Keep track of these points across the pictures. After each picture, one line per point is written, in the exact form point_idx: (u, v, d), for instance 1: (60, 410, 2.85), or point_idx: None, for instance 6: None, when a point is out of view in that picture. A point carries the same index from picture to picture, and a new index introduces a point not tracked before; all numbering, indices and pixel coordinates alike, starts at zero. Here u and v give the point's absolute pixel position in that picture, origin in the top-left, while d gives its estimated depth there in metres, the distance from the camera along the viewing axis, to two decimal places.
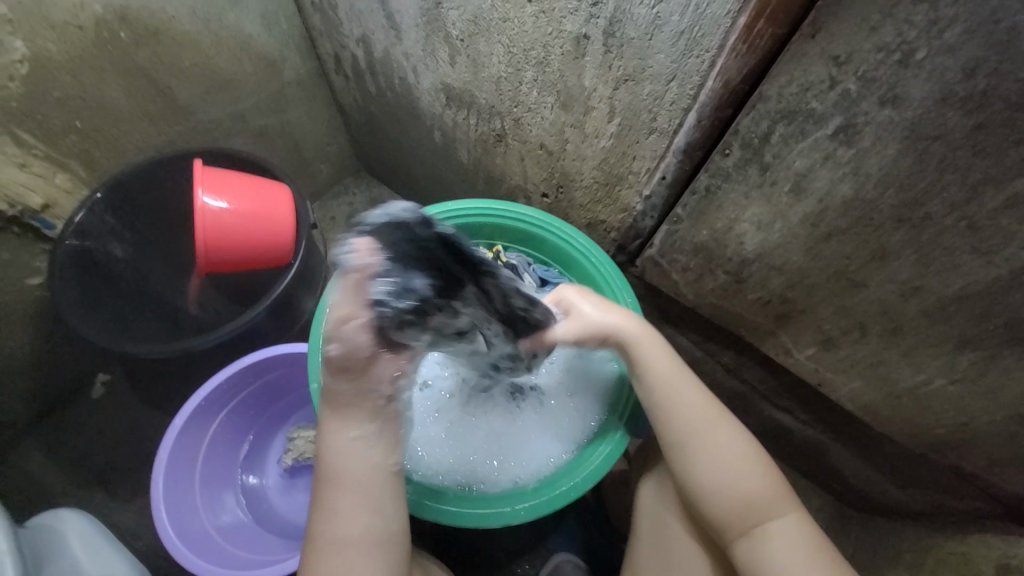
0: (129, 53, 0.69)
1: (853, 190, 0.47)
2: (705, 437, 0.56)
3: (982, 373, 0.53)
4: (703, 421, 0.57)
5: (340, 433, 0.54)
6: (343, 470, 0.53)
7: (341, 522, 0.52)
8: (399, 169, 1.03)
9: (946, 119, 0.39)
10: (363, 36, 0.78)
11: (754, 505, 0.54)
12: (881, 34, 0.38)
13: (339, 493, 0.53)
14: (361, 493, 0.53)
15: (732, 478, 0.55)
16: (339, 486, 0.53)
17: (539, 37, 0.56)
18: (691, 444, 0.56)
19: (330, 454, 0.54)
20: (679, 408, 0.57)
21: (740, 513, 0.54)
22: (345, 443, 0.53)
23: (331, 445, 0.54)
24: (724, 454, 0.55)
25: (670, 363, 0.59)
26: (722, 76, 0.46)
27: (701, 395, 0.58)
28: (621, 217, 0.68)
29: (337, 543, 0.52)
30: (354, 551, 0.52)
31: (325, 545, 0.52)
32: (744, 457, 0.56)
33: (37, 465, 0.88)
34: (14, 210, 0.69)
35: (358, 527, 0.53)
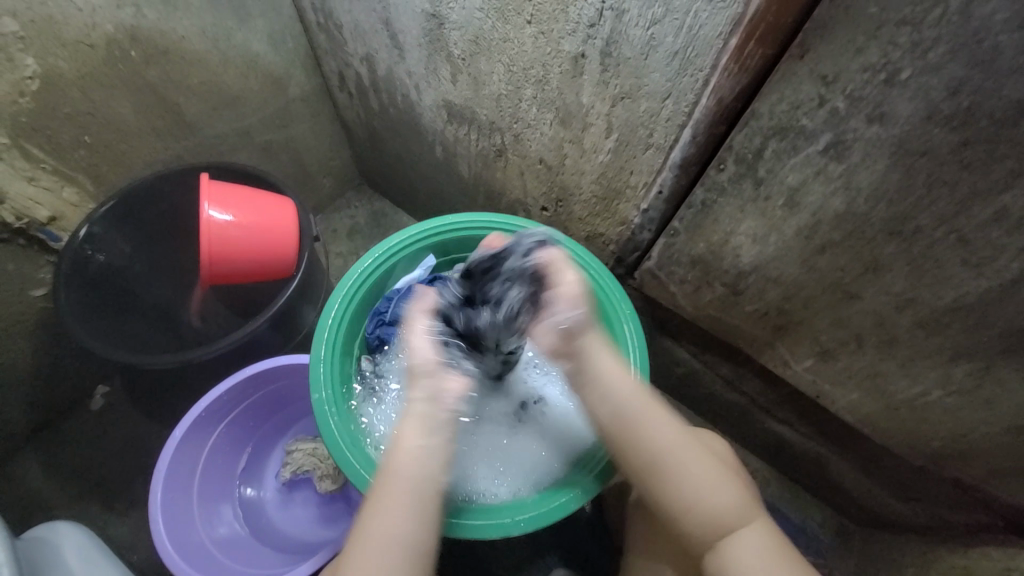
0: (139, 71, 0.71)
1: (845, 204, 0.48)
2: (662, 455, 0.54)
3: (978, 383, 0.53)
4: (657, 437, 0.55)
5: (412, 442, 0.54)
6: (405, 475, 0.53)
7: (393, 527, 0.51)
8: (401, 182, 1.05)
9: (932, 136, 0.41)
10: (367, 55, 0.80)
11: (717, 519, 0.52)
12: (867, 55, 0.40)
13: (397, 497, 0.52)
14: (418, 502, 0.52)
15: (703, 497, 0.53)
16: (404, 485, 0.52)
17: (538, 56, 0.58)
18: (647, 463, 0.55)
19: (402, 454, 0.53)
20: (647, 425, 0.56)
21: (702, 528, 0.52)
22: (413, 451, 0.53)
23: (401, 448, 0.54)
24: (681, 471, 0.54)
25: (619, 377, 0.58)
26: (715, 94, 0.48)
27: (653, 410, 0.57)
28: (619, 230, 0.69)
29: (384, 549, 0.50)
30: (399, 560, 0.50)
31: (371, 548, 0.50)
32: (704, 469, 0.54)
33: (33, 478, 0.87)
34: (20, 223, 0.70)
35: (408, 534, 0.51)
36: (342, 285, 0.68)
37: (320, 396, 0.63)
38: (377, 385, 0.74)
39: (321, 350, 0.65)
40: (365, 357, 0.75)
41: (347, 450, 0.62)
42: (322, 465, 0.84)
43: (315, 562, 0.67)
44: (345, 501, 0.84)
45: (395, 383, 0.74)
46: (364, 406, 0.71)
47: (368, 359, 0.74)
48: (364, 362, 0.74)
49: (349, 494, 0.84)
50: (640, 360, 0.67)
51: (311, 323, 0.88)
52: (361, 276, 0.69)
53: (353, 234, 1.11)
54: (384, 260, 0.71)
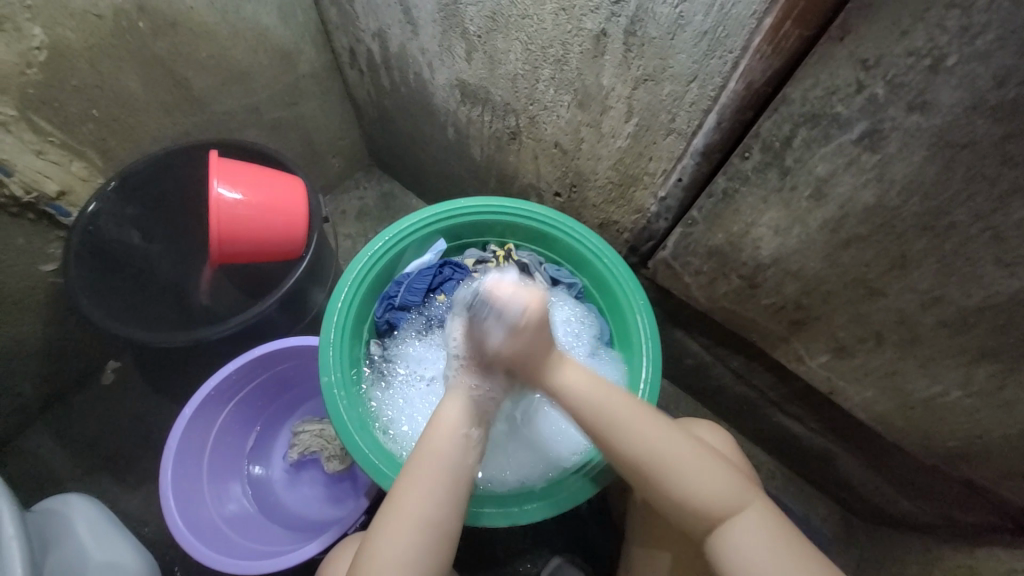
0: (148, 44, 0.70)
1: (876, 197, 0.46)
2: (647, 458, 0.52)
3: (1000, 385, 0.52)
4: (639, 439, 0.52)
5: (456, 425, 0.55)
6: (443, 456, 0.53)
7: (430, 507, 0.51)
8: (410, 164, 1.03)
9: (975, 127, 0.38)
10: (379, 30, 0.78)
11: (707, 511, 0.51)
12: (912, 39, 0.37)
13: (435, 478, 0.52)
14: (455, 485, 0.52)
15: (688, 488, 0.51)
16: (434, 469, 0.52)
17: (558, 34, 0.55)
18: (631, 466, 0.53)
19: (440, 435, 0.54)
20: (614, 429, 0.53)
21: (691, 519, 0.52)
22: (455, 435, 0.54)
23: (442, 429, 0.54)
24: (668, 469, 0.52)
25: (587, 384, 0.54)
26: (745, 78, 0.46)
27: (631, 410, 0.54)
28: (635, 218, 0.68)
29: (420, 528, 0.50)
30: (430, 540, 0.50)
31: (404, 526, 0.50)
32: (692, 463, 0.52)
33: (47, 449, 0.89)
34: (29, 197, 0.69)
35: (442, 517, 0.51)
36: (351, 268, 0.67)
37: (329, 379, 0.63)
38: (385, 369, 0.74)
39: (331, 334, 0.65)
40: (374, 341, 0.74)
41: (356, 434, 0.61)
42: (329, 446, 0.84)
43: (323, 541, 0.67)
44: (352, 481, 0.85)
45: (403, 367, 0.73)
46: (372, 390, 0.71)
47: (378, 343, 0.74)
48: (373, 346, 0.73)
49: (356, 474, 0.85)
50: (653, 352, 0.66)
51: (320, 305, 0.87)
52: (370, 259, 0.68)
53: (361, 215, 1.10)
54: (393, 244, 0.70)
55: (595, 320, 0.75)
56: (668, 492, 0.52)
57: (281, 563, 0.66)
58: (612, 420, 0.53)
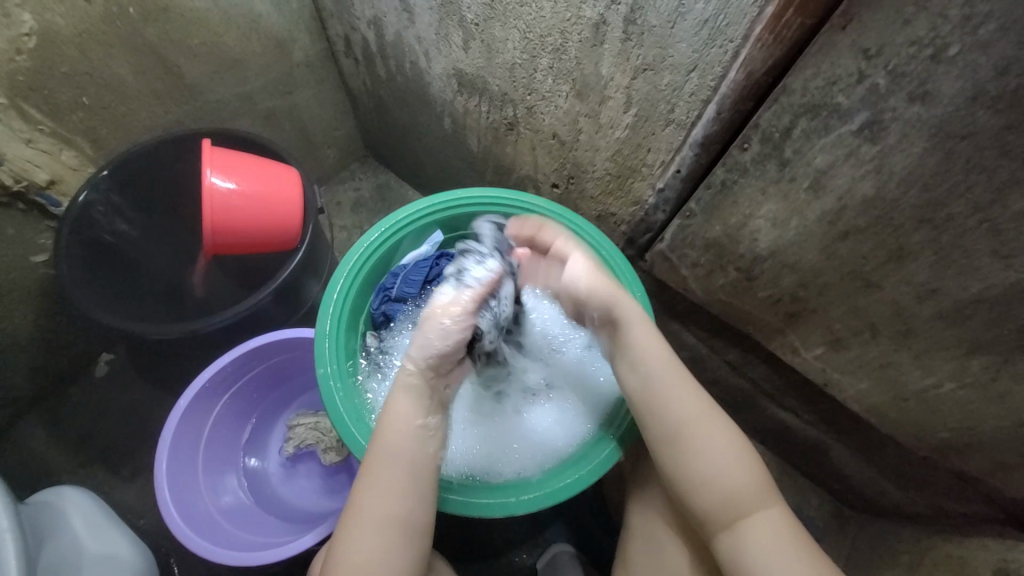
0: (138, 30, 0.68)
1: (875, 188, 0.46)
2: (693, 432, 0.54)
3: (993, 378, 0.52)
4: (693, 413, 0.55)
5: (407, 419, 0.55)
6: (397, 452, 0.53)
7: (390, 505, 0.51)
8: (406, 155, 1.02)
9: (975, 118, 0.38)
10: (375, 18, 0.76)
11: (736, 499, 0.52)
12: (914, 28, 0.37)
13: (392, 477, 0.52)
14: (410, 480, 0.53)
15: (726, 474, 0.53)
16: (387, 465, 0.52)
17: (557, 22, 0.55)
18: (676, 442, 0.54)
19: (391, 429, 0.54)
20: (670, 399, 0.55)
21: (720, 507, 0.52)
22: (410, 428, 0.54)
23: (396, 424, 0.54)
24: (712, 447, 0.54)
25: (651, 347, 0.57)
26: (745, 68, 0.45)
27: (686, 384, 0.57)
28: (633, 210, 0.68)
29: (382, 526, 0.51)
30: (394, 537, 0.51)
31: (368, 527, 0.51)
32: (733, 449, 0.54)
33: (40, 442, 0.88)
34: (19, 186, 0.68)
35: (404, 514, 0.52)
36: (347, 259, 0.67)
37: (325, 371, 0.63)
38: (382, 361, 0.73)
39: (327, 325, 0.64)
40: (371, 333, 0.74)
41: (353, 426, 0.61)
42: (326, 438, 0.84)
43: (320, 532, 0.67)
44: (348, 473, 0.85)
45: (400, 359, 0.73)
46: (369, 381, 0.70)
47: (374, 335, 0.74)
48: (370, 338, 0.73)
49: (353, 466, 0.85)
50: None
51: (315, 297, 0.87)
52: (366, 251, 0.68)
53: (357, 207, 1.09)
54: (390, 235, 0.69)
55: None
56: (707, 472, 0.53)
57: (277, 554, 0.66)
58: (669, 391, 0.55)
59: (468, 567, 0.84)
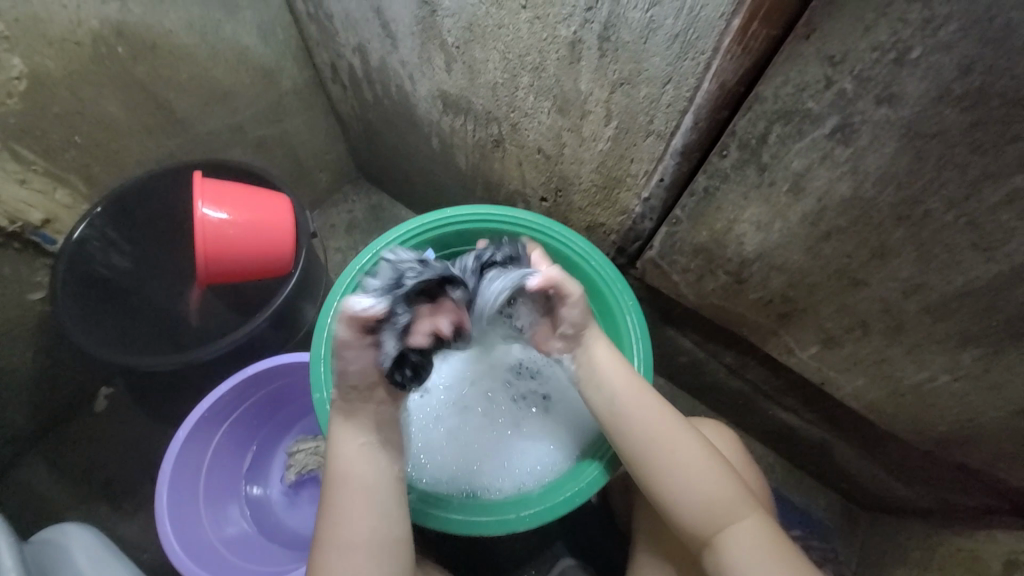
0: (127, 68, 0.70)
1: (852, 188, 0.47)
2: (657, 444, 0.55)
3: (986, 369, 0.53)
4: (655, 427, 0.56)
5: (350, 440, 0.54)
6: (349, 477, 0.53)
7: (355, 528, 0.51)
8: (398, 175, 1.03)
9: (943, 117, 0.39)
10: (359, 45, 0.78)
11: (709, 512, 0.52)
12: (876, 34, 0.38)
13: (353, 500, 0.52)
14: (368, 500, 0.52)
15: (695, 486, 0.53)
16: (345, 489, 0.52)
17: (534, 42, 0.56)
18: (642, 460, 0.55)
19: (339, 455, 0.54)
20: (635, 417, 0.56)
21: (695, 521, 0.52)
22: (357, 449, 0.54)
23: (340, 450, 0.54)
24: (676, 460, 0.54)
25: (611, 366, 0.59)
26: (718, 78, 0.46)
27: (648, 399, 0.58)
28: (620, 220, 0.68)
29: (349, 553, 0.50)
30: (365, 562, 0.50)
31: (337, 556, 0.50)
32: (700, 457, 0.54)
33: (41, 480, 0.88)
34: (14, 226, 0.69)
35: (371, 535, 0.51)
36: (340, 282, 0.67)
37: (321, 395, 0.63)
38: None
39: (321, 349, 0.65)
40: None
41: None
42: (327, 462, 0.84)
43: None
44: None
45: None
46: None
47: None
48: None
49: None
50: (644, 353, 0.66)
51: (312, 320, 0.87)
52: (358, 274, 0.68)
53: (351, 229, 1.10)
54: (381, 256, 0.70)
55: None
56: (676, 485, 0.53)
57: None
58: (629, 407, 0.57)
59: None
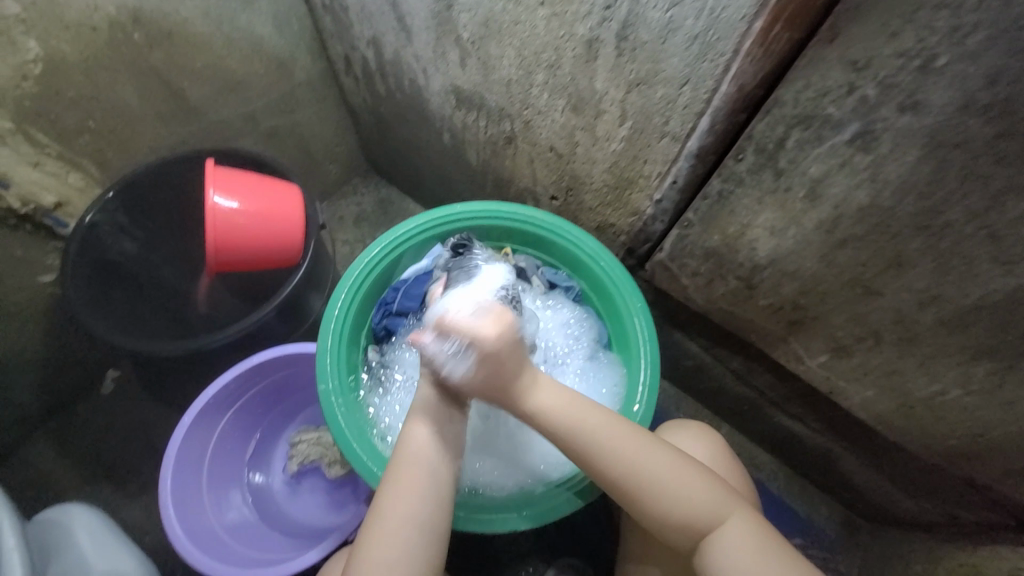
0: (142, 54, 0.70)
1: (870, 196, 0.46)
2: (623, 475, 0.51)
3: (999, 384, 0.52)
4: (620, 456, 0.51)
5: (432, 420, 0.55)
6: (422, 454, 0.53)
7: (414, 505, 0.50)
8: (407, 169, 1.03)
9: (967, 127, 0.38)
10: (373, 38, 0.78)
11: (692, 526, 0.50)
12: (901, 40, 0.37)
13: (416, 477, 0.52)
14: (435, 483, 0.52)
15: (673, 503, 0.50)
16: (412, 464, 0.52)
17: (551, 40, 0.56)
18: (614, 487, 0.52)
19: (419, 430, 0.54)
20: (598, 447, 0.52)
21: (677, 534, 0.51)
22: (434, 430, 0.54)
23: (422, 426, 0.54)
24: (647, 487, 0.51)
25: (563, 404, 0.53)
26: (737, 81, 0.46)
27: (610, 426, 0.52)
28: (631, 221, 0.68)
29: (404, 527, 0.49)
30: (415, 538, 0.49)
31: (392, 525, 0.49)
32: (675, 478, 0.51)
33: (47, 460, 0.88)
34: (26, 208, 0.70)
35: (427, 516, 0.50)
36: (348, 275, 0.67)
37: (327, 387, 0.63)
38: (384, 375, 0.73)
39: (328, 341, 0.65)
40: (372, 347, 0.74)
41: (355, 442, 0.61)
42: (329, 452, 0.84)
43: (323, 548, 0.67)
44: (353, 487, 0.85)
45: (402, 373, 0.73)
46: (370, 396, 0.71)
47: (375, 349, 0.74)
48: (371, 352, 0.74)
49: (357, 479, 0.85)
50: (651, 356, 0.66)
51: (318, 312, 0.87)
52: (366, 267, 0.68)
53: (359, 222, 1.10)
54: (390, 250, 0.70)
55: (593, 322, 0.75)
56: (651, 511, 0.51)
57: (281, 570, 0.66)
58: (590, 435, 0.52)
59: None
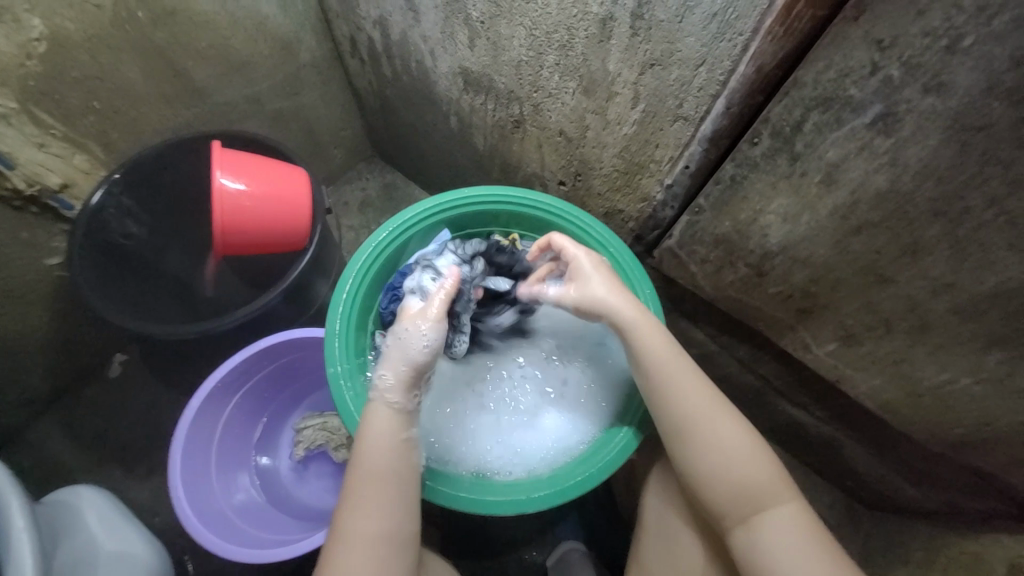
0: (146, 33, 0.68)
1: (889, 181, 0.46)
2: (698, 426, 0.55)
3: (1009, 373, 0.51)
4: (699, 408, 0.56)
5: (389, 433, 0.55)
6: (380, 471, 0.53)
7: (373, 522, 0.52)
8: (412, 154, 1.02)
9: (991, 110, 0.38)
10: (380, 18, 0.76)
11: (749, 495, 0.53)
12: (929, 19, 0.36)
13: (374, 494, 0.53)
14: (395, 497, 0.53)
15: (735, 468, 0.54)
16: (370, 482, 0.53)
17: (563, 19, 0.54)
18: (683, 436, 0.56)
19: (374, 448, 0.54)
20: (683, 394, 0.56)
21: (733, 502, 0.53)
22: (393, 441, 0.55)
23: (376, 441, 0.54)
24: (715, 448, 0.54)
25: (658, 345, 0.58)
26: (756, 61, 0.45)
27: (694, 377, 0.57)
28: (641, 207, 0.67)
29: (369, 542, 0.51)
30: (380, 551, 0.51)
31: (354, 544, 0.51)
32: (741, 447, 0.54)
33: (55, 441, 0.89)
34: (32, 190, 0.69)
35: (386, 530, 0.52)
36: (356, 258, 0.67)
37: (335, 370, 0.63)
38: None
39: (336, 325, 0.65)
40: (379, 332, 0.74)
41: (363, 424, 0.62)
42: (336, 436, 0.84)
43: None
44: None
45: None
46: None
47: (383, 334, 0.73)
48: (378, 336, 0.73)
49: None
50: None
51: (324, 297, 0.87)
52: (373, 251, 0.68)
53: (364, 207, 1.09)
54: (398, 234, 0.69)
55: None
56: (711, 470, 0.54)
57: (291, 551, 0.67)
58: (671, 378, 0.57)
59: (477, 565, 0.84)
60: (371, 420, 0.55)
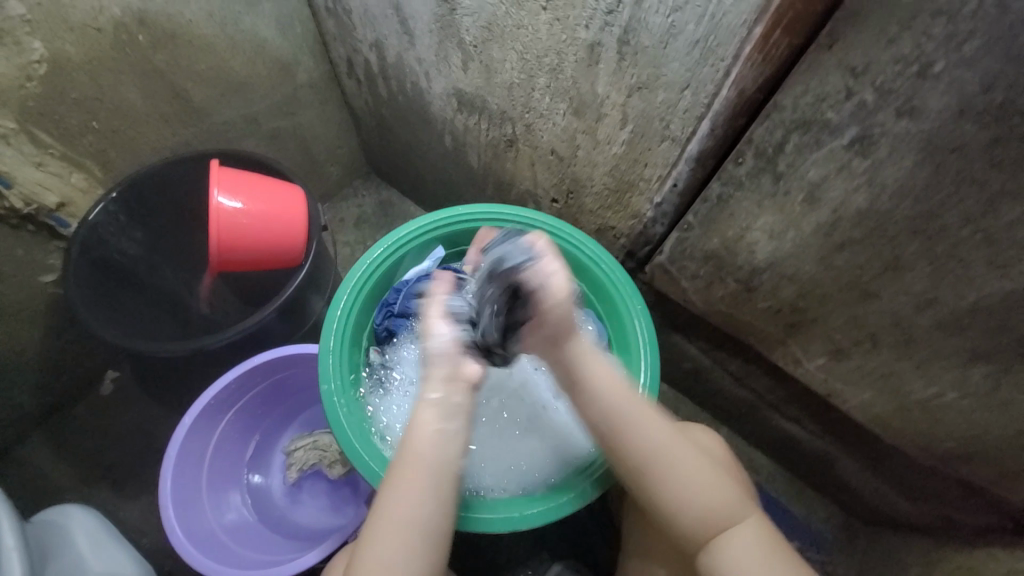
0: (147, 55, 0.70)
1: (868, 201, 0.47)
2: (663, 459, 0.54)
3: (994, 387, 0.52)
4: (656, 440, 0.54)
5: (430, 423, 0.54)
6: (423, 457, 0.53)
7: (411, 509, 0.51)
8: (408, 171, 1.04)
9: (963, 132, 0.39)
10: (376, 41, 0.79)
11: (715, 522, 0.52)
12: (899, 46, 0.38)
13: (415, 480, 0.52)
14: (437, 488, 0.52)
15: (700, 498, 0.53)
16: (411, 468, 0.52)
17: (553, 44, 0.56)
18: (646, 469, 0.54)
19: (419, 433, 0.53)
20: (642, 425, 0.54)
21: (700, 531, 0.53)
22: (436, 433, 0.53)
23: (420, 428, 0.54)
24: (675, 479, 0.53)
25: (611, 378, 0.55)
26: (737, 85, 0.47)
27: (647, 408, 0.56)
28: (631, 224, 0.68)
29: (408, 531, 0.51)
30: (418, 541, 0.51)
31: (390, 531, 0.51)
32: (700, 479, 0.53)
33: (44, 460, 0.88)
34: (29, 209, 0.70)
35: (425, 518, 0.52)
36: (350, 277, 0.67)
37: (329, 387, 0.63)
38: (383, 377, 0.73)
39: (330, 342, 0.65)
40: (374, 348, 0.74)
41: (356, 442, 0.62)
42: (328, 453, 0.84)
43: (323, 549, 0.67)
44: (352, 488, 0.85)
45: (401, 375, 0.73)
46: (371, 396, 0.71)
47: (377, 351, 0.74)
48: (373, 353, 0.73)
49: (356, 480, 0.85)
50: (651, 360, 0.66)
51: (318, 313, 0.87)
52: (365, 270, 0.68)
53: (359, 223, 1.10)
54: (392, 252, 0.70)
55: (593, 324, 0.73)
56: (674, 502, 0.53)
57: (281, 572, 0.66)
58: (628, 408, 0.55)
59: None
60: (424, 408, 0.54)
